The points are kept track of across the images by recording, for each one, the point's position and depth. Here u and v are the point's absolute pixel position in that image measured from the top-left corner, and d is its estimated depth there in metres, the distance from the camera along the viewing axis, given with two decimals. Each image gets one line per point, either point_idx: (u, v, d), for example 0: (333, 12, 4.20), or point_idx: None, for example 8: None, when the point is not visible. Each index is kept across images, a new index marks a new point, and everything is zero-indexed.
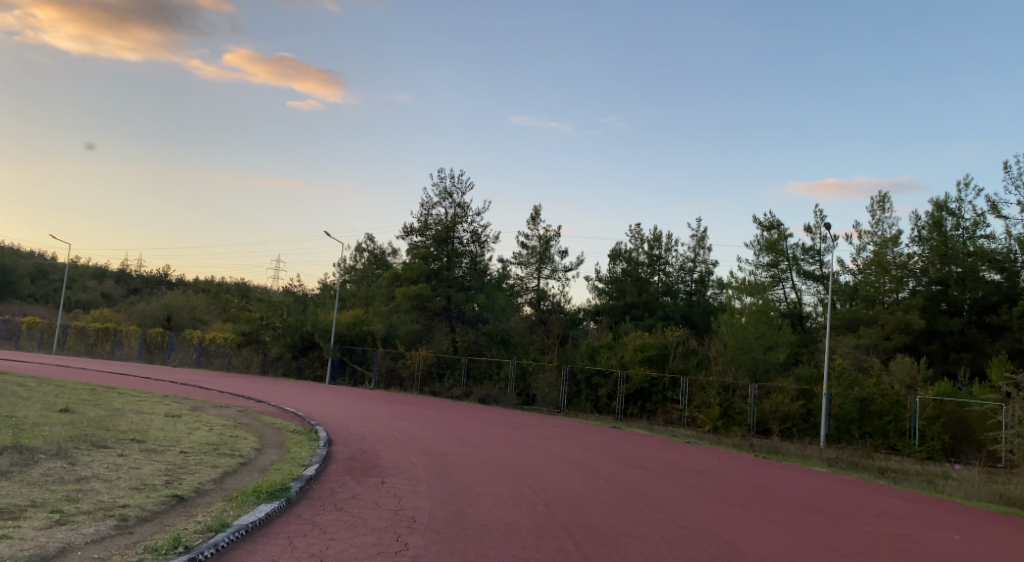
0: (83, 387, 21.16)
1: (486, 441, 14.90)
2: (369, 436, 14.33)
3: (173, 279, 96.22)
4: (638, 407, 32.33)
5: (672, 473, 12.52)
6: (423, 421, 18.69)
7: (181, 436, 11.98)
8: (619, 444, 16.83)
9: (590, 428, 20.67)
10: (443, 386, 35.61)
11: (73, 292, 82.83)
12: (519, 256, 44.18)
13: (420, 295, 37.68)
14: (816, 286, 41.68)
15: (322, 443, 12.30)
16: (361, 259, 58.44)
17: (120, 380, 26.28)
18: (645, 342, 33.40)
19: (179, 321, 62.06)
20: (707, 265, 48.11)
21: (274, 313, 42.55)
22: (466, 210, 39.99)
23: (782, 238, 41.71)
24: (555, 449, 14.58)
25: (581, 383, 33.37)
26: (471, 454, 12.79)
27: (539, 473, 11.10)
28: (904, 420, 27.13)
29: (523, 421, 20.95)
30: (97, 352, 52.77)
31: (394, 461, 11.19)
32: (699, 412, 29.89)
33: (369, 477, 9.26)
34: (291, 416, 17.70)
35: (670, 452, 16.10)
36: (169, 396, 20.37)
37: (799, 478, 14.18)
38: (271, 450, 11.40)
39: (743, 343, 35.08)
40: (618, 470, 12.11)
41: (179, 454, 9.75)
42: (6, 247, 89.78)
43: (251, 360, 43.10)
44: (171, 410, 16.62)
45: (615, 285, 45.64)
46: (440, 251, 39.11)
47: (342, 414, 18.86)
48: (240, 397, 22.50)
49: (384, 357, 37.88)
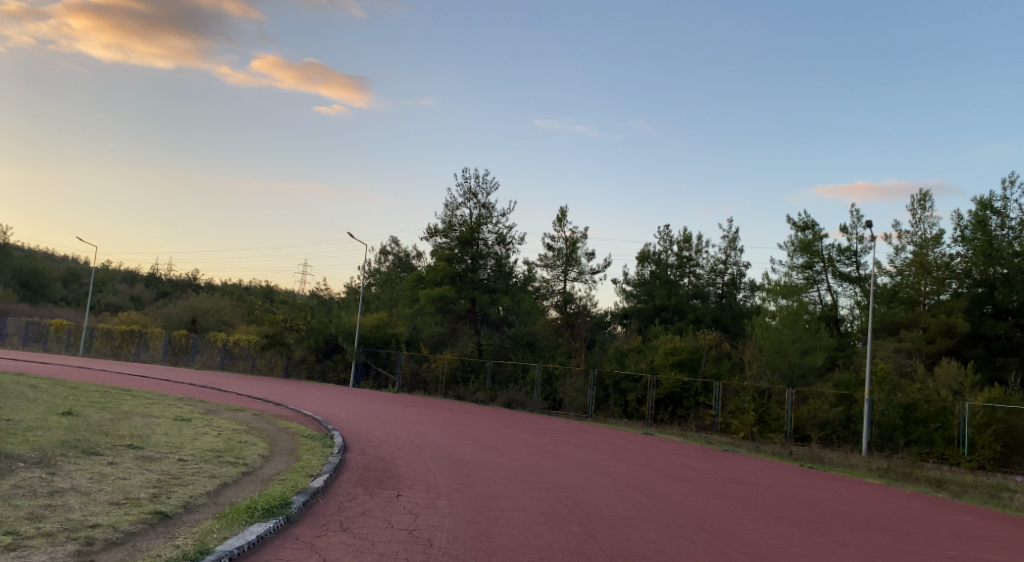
0: (96, 388, 20.53)
1: (513, 448, 13.92)
2: (387, 442, 13.40)
3: (201, 283, 96.54)
4: (669, 413, 31.11)
5: (716, 486, 11.47)
6: (447, 426, 17.75)
7: (184, 441, 11.12)
8: (654, 452, 15.80)
9: (622, 435, 19.65)
10: (468, 389, 34.76)
11: (102, 296, 83.11)
12: (545, 259, 43.19)
13: (444, 297, 36.75)
14: (852, 288, 40.16)
15: (335, 450, 11.38)
16: (385, 262, 57.68)
17: (139, 382, 25.71)
18: (677, 345, 32.17)
19: (204, 324, 61.85)
20: (738, 267, 46.84)
21: (298, 315, 41.91)
22: (491, 210, 38.99)
23: (816, 238, 40.30)
24: (587, 457, 13.61)
25: (609, 388, 32.22)
26: (497, 463, 11.83)
27: (571, 486, 10.11)
28: (952, 427, 25.78)
29: (551, 427, 19.97)
30: (123, 354, 52.60)
31: (412, 470, 10.26)
32: (733, 418, 28.78)
33: (382, 490, 8.34)
34: (307, 420, 16.85)
35: (711, 461, 15.03)
36: (183, 399, 19.65)
37: (852, 491, 13.08)
38: (279, 458, 10.51)
39: (779, 346, 33.57)
40: (657, 483, 11.08)
41: (177, 462, 8.88)
42: (38, 252, 90.70)
43: (275, 362, 42.55)
44: (182, 414, 15.80)
45: (643, 288, 44.45)
46: (465, 252, 38.25)
47: (362, 418, 17.98)
48: (257, 399, 21.75)
49: (408, 360, 37.13)
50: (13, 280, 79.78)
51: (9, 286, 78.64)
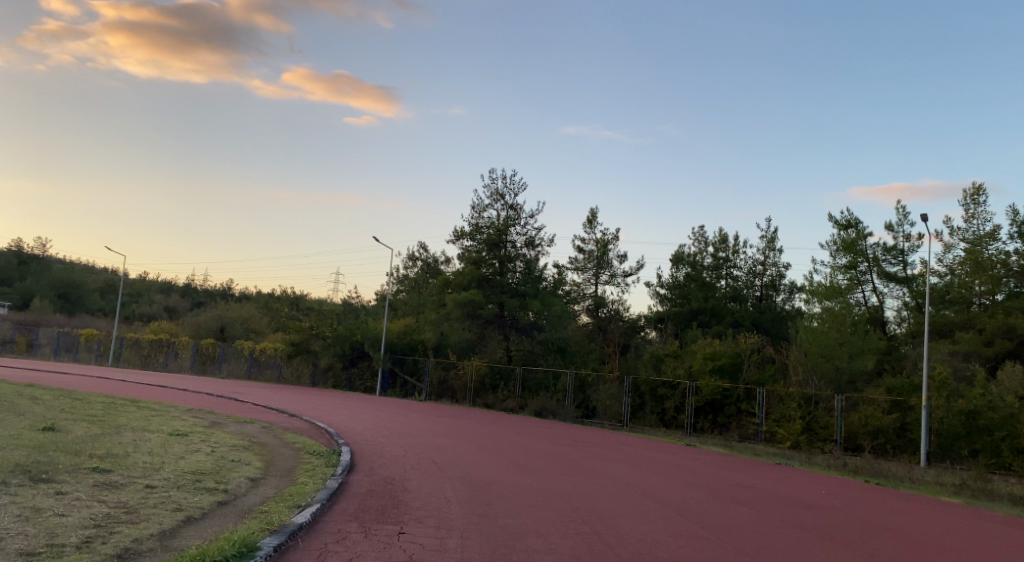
0: (102, 399, 19.39)
1: (543, 465, 12.40)
2: (401, 459, 11.96)
3: (235, 293, 96.29)
4: (709, 421, 29.38)
5: (781, 513, 9.85)
6: (472, 438, 16.28)
7: (166, 461, 9.75)
8: (701, 467, 14.20)
9: (663, 447, 18.04)
10: (497, 397, 33.30)
11: (137, 306, 83.26)
12: (575, 261, 41.62)
13: (471, 302, 35.27)
14: (900, 289, 37.82)
15: (339, 470, 9.95)
16: (412, 267, 56.37)
17: (154, 392, 24.61)
18: (716, 350, 30.41)
19: (232, 332, 61.20)
20: (778, 267, 44.48)
21: (324, 322, 40.89)
22: (519, 212, 37.49)
23: (860, 237, 38.26)
24: (628, 476, 12.10)
25: (645, 395, 30.54)
26: (524, 485, 10.35)
27: (611, 516, 8.59)
28: (1020, 436, 23.70)
29: (585, 438, 18.45)
30: (151, 363, 51.92)
31: (423, 495, 8.83)
32: (779, 426, 26.98)
33: (383, 526, 6.92)
34: (319, 432, 15.48)
35: (766, 478, 13.42)
36: (191, 411, 18.39)
37: (935, 515, 11.35)
38: (272, 481, 9.07)
39: (824, 349, 31.71)
40: (711, 511, 9.50)
41: (142, 490, 7.53)
42: (74, 264, 91.31)
43: (301, 370, 41.45)
44: (181, 428, 14.50)
45: (678, 291, 42.60)
46: (492, 255, 36.63)
47: (379, 431, 16.55)
48: (272, 410, 20.47)
49: (435, 368, 35.83)
50: (51, 291, 80.36)
51: (44, 298, 78.92)
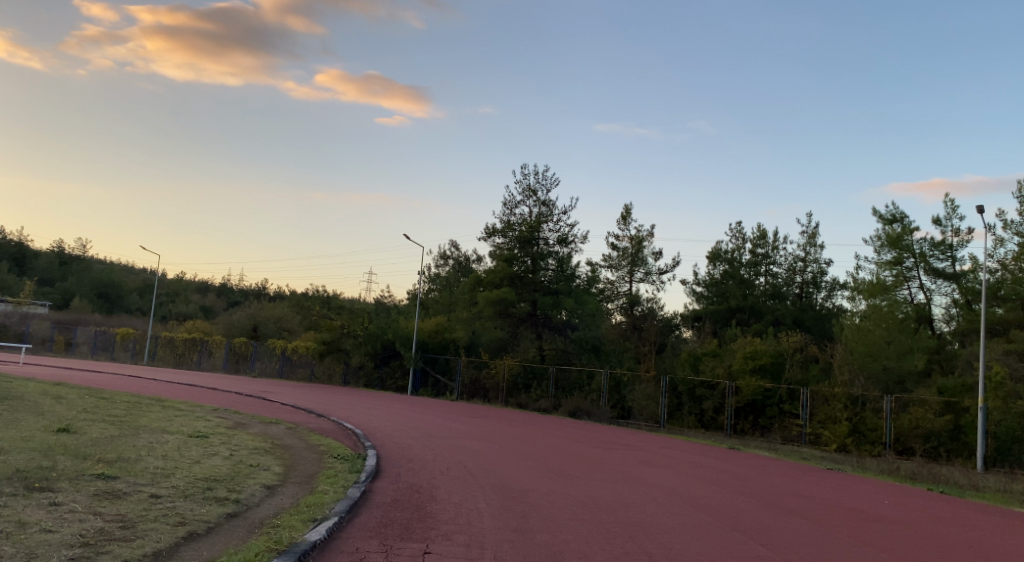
0: (127, 399, 18.98)
1: (580, 471, 11.63)
2: (430, 463, 11.25)
3: (271, 293, 96.78)
4: (750, 422, 28.36)
5: (845, 529, 8.96)
6: (507, 441, 15.50)
7: (179, 466, 9.11)
8: (750, 473, 13.30)
9: (706, 451, 17.15)
10: (529, 397, 32.51)
11: (174, 306, 83.84)
12: (609, 259, 40.71)
13: (504, 300, 34.47)
14: (948, 285, 36.19)
15: (363, 477, 9.23)
16: (445, 266, 55.69)
17: (184, 391, 24.22)
18: (757, 348, 29.29)
19: (265, 331, 61.18)
20: (819, 264, 42.84)
21: (356, 321, 40.42)
22: (551, 208, 36.65)
23: (906, 231, 36.82)
24: (674, 484, 11.27)
25: (682, 395, 29.51)
26: (562, 494, 9.59)
27: (660, 532, 7.80)
28: None
29: (623, 441, 17.60)
30: (185, 362, 52.00)
31: (452, 506, 8.09)
32: (824, 428, 25.94)
33: (408, 545, 6.21)
34: (345, 435, 14.78)
35: (821, 486, 12.50)
36: (216, 411, 17.86)
37: (1013, 528, 10.38)
38: (290, 489, 8.37)
39: (871, 347, 30.42)
40: (769, 527, 8.65)
41: (145, 500, 6.88)
42: (113, 264, 92.40)
43: (334, 369, 41.07)
44: (203, 429, 13.91)
45: (715, 288, 41.82)
46: (525, 252, 35.68)
47: (408, 433, 15.83)
48: (300, 410, 19.92)
49: (467, 367, 35.25)
50: (91, 290, 81.30)
51: (85, 298, 79.90)
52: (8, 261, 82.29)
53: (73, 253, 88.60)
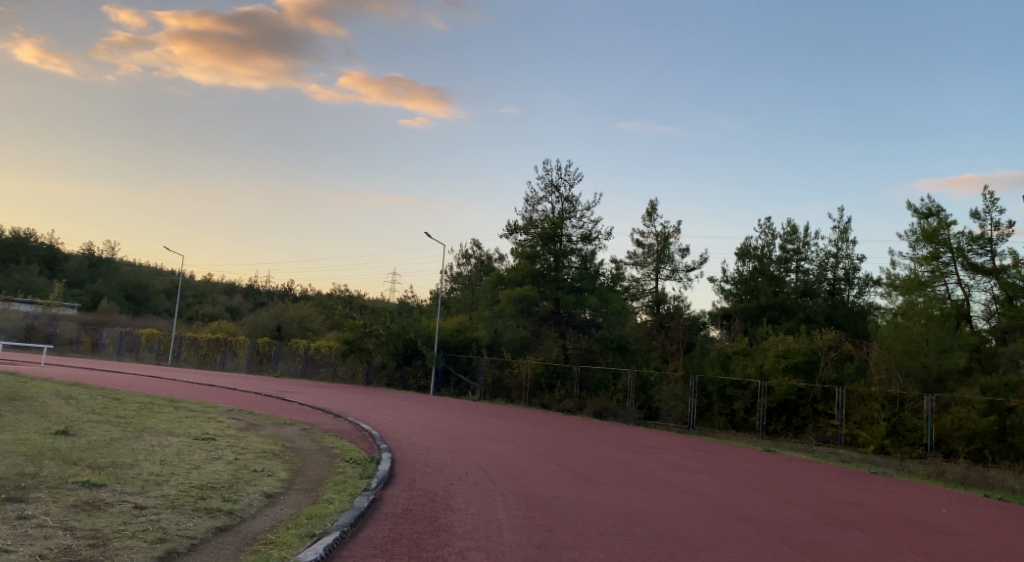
0: (139, 399, 18.46)
1: (609, 475, 10.83)
2: (448, 468, 10.50)
3: (297, 294, 96.71)
4: (782, 423, 27.37)
5: (903, 544, 8.12)
6: (529, 443, 14.72)
7: (176, 471, 8.41)
8: (790, 479, 12.45)
9: (741, 453, 16.29)
10: (553, 397, 31.74)
11: (201, 307, 84.04)
12: (634, 256, 39.80)
13: (526, 298, 33.62)
14: (988, 281, 34.78)
15: (374, 484, 8.51)
16: (467, 265, 54.91)
17: (202, 391, 23.74)
18: (790, 346, 28.30)
19: (289, 331, 60.93)
20: (852, 260, 41.53)
21: (378, 320, 39.88)
22: (574, 204, 35.82)
23: (942, 226, 35.58)
24: (712, 492, 10.44)
25: (712, 395, 28.58)
26: (591, 503, 8.82)
27: (700, 548, 7.01)
28: None
29: (653, 443, 16.76)
30: (209, 362, 51.79)
31: (469, 517, 7.35)
32: (860, 429, 24.93)
33: None
34: (360, 437, 14.07)
35: (870, 493, 11.61)
36: (230, 412, 17.25)
37: None
38: (293, 498, 7.64)
39: (909, 345, 29.19)
40: (820, 542, 7.84)
41: (126, 511, 6.18)
42: (141, 267, 92.93)
43: (356, 369, 40.58)
44: (211, 431, 13.25)
45: (745, 286, 40.86)
46: (547, 250, 34.97)
47: (427, 434, 15.11)
48: (316, 410, 19.31)
49: (490, 367, 34.58)
50: (120, 292, 81.80)
51: (113, 299, 80.32)
52: (39, 263, 83.16)
53: (103, 255, 89.32)
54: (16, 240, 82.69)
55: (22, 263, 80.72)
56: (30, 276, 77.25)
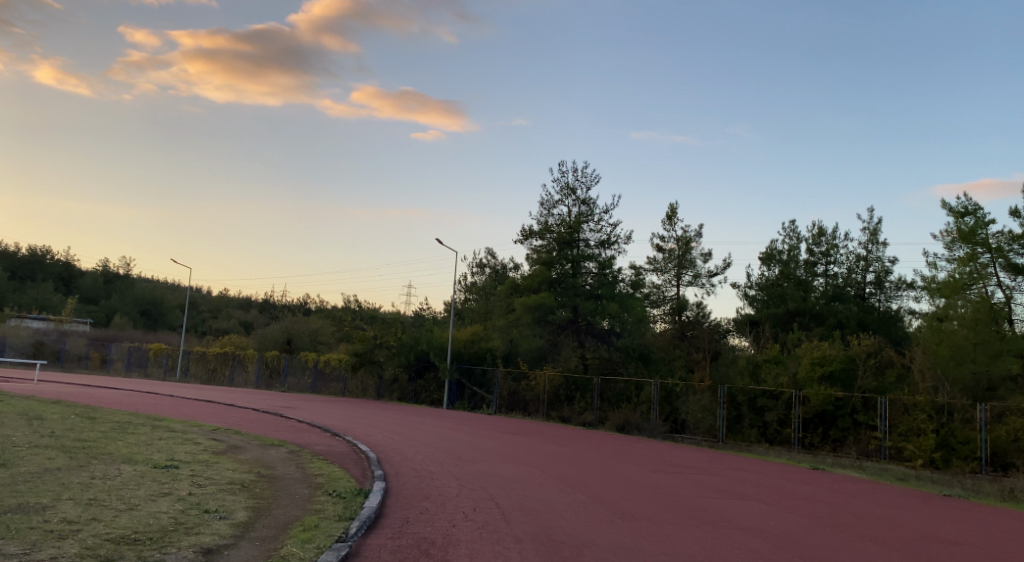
0: (117, 418, 16.67)
1: (650, 509, 8.89)
2: (452, 502, 8.63)
3: (311, 306, 94.94)
4: (819, 436, 25.15)
5: None
6: (550, 465, 12.79)
7: (98, 515, 6.59)
8: (860, 509, 10.47)
9: (789, 474, 14.30)
10: (573, 410, 29.79)
11: (215, 322, 82.62)
12: (654, 262, 37.84)
13: (543, 306, 31.83)
14: None
15: (355, 530, 6.65)
16: (481, 275, 52.98)
17: (198, 409, 22.04)
18: (826, 353, 26.03)
19: (299, 344, 59.14)
20: (883, 262, 39.04)
21: (389, 331, 38.11)
22: (592, 207, 33.90)
23: (980, 225, 33.04)
24: (779, 532, 8.42)
25: (742, 406, 26.24)
26: (634, 552, 6.93)
27: None
28: None
29: (689, 463, 14.78)
30: (217, 378, 50.08)
31: None
32: (906, 441, 22.78)
33: None
34: (353, 461, 12.17)
35: (965, 531, 9.54)
36: (215, 433, 15.41)
37: None
38: (238, 553, 5.81)
39: (955, 350, 27.05)
40: None
41: None
42: (155, 283, 91.78)
43: (367, 383, 38.73)
44: (180, 456, 11.40)
45: (770, 292, 38.86)
46: (564, 254, 33.07)
47: (431, 456, 13.18)
48: (313, 429, 17.46)
49: (505, 379, 32.75)
50: (134, 308, 80.62)
51: (127, 315, 79.18)
52: (55, 280, 82.07)
53: (118, 271, 88.19)
54: (31, 256, 81.84)
55: (38, 280, 79.75)
56: (45, 294, 76.07)
